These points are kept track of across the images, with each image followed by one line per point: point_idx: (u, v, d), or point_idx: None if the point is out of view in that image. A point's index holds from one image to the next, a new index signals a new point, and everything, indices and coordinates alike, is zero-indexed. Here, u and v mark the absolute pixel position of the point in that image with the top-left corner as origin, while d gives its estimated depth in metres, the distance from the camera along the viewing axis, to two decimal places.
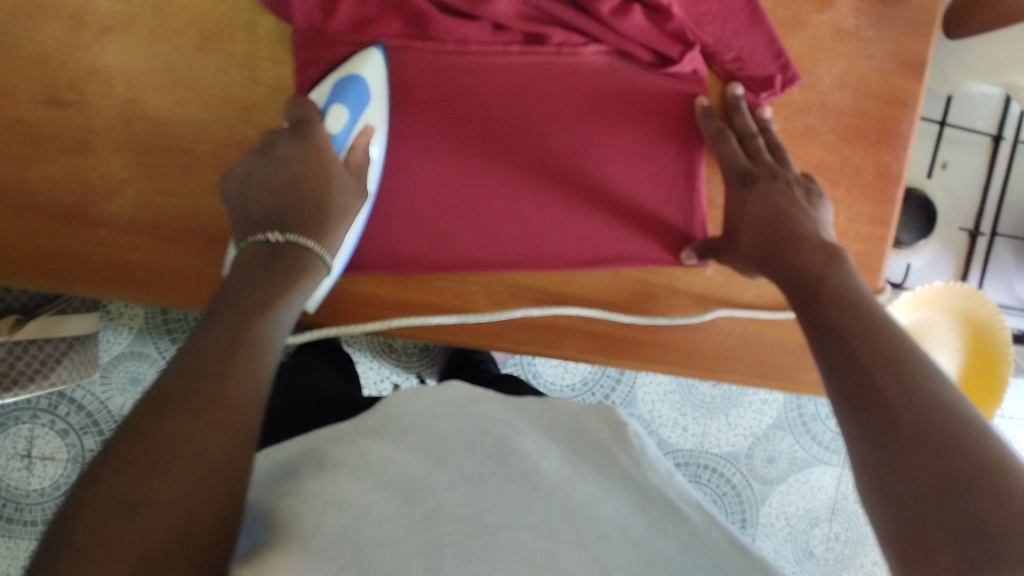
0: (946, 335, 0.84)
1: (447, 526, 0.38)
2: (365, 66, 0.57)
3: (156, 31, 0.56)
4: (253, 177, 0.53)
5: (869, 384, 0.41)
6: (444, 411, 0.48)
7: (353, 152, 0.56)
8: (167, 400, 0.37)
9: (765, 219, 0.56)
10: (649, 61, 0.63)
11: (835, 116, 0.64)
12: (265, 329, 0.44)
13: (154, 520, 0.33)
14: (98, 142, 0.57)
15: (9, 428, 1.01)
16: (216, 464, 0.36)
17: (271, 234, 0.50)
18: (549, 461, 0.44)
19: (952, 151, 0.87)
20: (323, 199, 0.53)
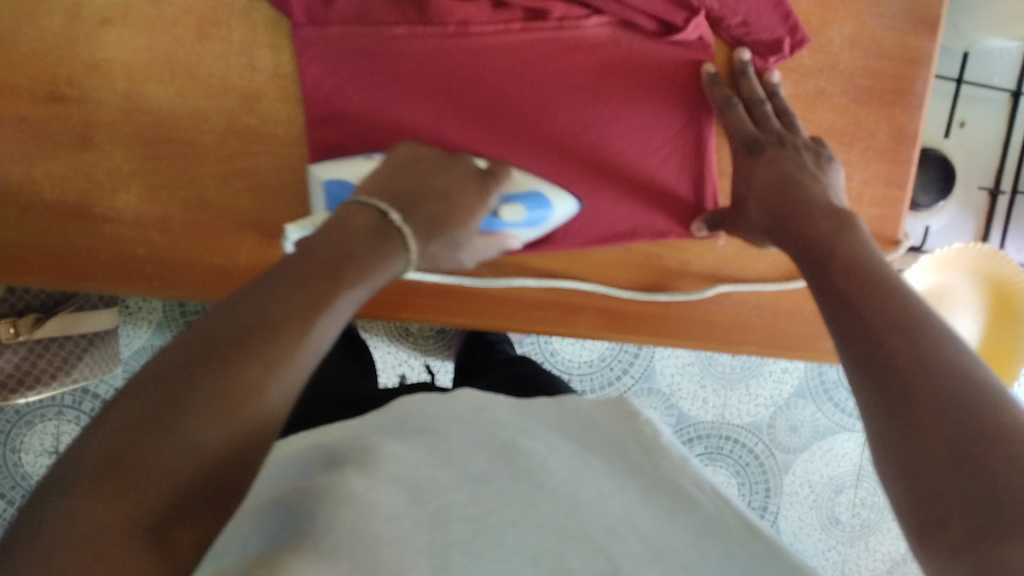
0: (965, 298, 0.83)
1: (454, 524, 0.41)
2: (562, 199, 0.60)
3: (152, 22, 0.55)
4: (426, 160, 0.54)
5: (886, 359, 0.40)
6: (456, 416, 0.47)
7: (492, 236, 0.56)
8: (236, 340, 0.37)
9: (778, 187, 0.56)
10: (654, 30, 0.61)
11: (847, 78, 0.63)
12: (346, 295, 0.42)
13: (193, 462, 0.33)
14: (102, 137, 0.56)
15: (34, 426, 1.02)
16: (251, 415, 0.35)
17: (391, 212, 0.49)
18: (557, 459, 0.44)
19: (970, 110, 0.85)
20: (437, 220, 0.51)
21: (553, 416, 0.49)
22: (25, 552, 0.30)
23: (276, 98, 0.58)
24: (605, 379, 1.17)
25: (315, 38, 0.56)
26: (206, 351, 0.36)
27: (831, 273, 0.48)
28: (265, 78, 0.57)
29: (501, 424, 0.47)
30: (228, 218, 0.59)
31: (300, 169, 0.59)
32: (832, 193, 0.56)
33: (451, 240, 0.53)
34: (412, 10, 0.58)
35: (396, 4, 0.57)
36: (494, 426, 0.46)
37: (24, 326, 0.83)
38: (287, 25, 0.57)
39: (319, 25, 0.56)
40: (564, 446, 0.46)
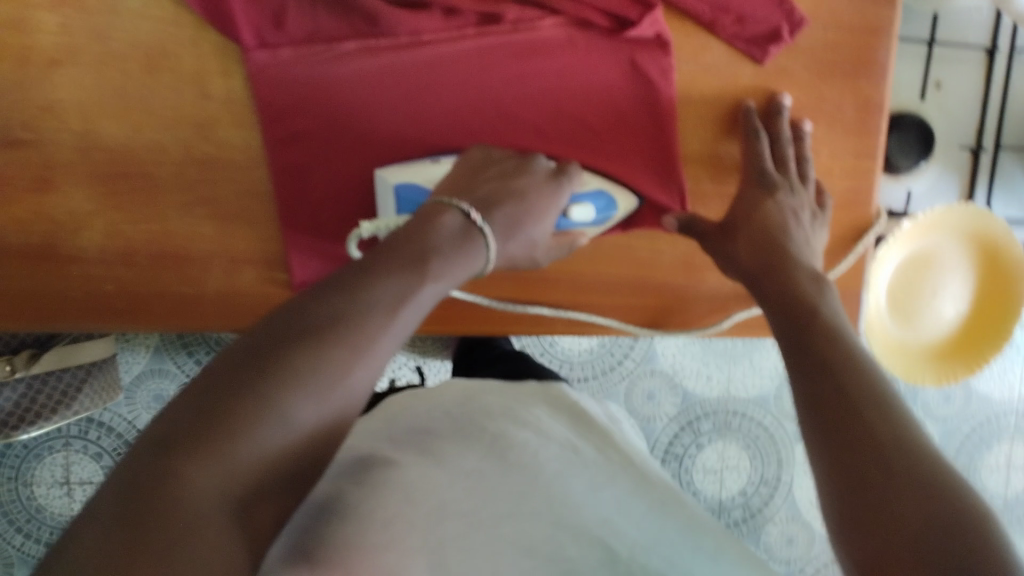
0: (952, 263, 0.82)
1: (450, 522, 0.44)
2: (625, 198, 0.62)
3: (100, 59, 0.55)
4: (502, 162, 0.58)
5: (835, 421, 0.44)
6: (446, 412, 0.53)
7: (562, 235, 0.59)
8: (331, 326, 0.40)
9: (761, 250, 0.58)
10: (608, 26, 0.60)
11: (808, 53, 0.61)
12: (427, 289, 0.45)
13: (285, 435, 0.36)
14: (62, 177, 0.56)
15: (44, 458, 1.03)
16: (339, 395, 0.39)
17: (472, 212, 0.51)
18: (548, 451, 0.49)
19: (946, 69, 0.83)
20: (516, 219, 0.54)
21: (544, 411, 0.54)
22: (121, 492, 0.33)
23: (232, 125, 0.57)
24: (605, 366, 1.16)
25: (263, 60, 0.56)
26: (304, 334, 0.39)
27: (812, 334, 0.50)
28: (218, 105, 0.57)
29: (490, 412, 0.52)
30: (196, 247, 0.59)
31: (261, 193, 0.59)
32: (805, 251, 0.59)
33: (528, 236, 0.56)
34: (361, 22, 0.57)
35: (347, 20, 0.57)
36: (483, 418, 0.51)
37: (20, 361, 0.84)
38: (235, 49, 0.56)
39: (271, 48, 0.56)
40: (556, 438, 0.51)
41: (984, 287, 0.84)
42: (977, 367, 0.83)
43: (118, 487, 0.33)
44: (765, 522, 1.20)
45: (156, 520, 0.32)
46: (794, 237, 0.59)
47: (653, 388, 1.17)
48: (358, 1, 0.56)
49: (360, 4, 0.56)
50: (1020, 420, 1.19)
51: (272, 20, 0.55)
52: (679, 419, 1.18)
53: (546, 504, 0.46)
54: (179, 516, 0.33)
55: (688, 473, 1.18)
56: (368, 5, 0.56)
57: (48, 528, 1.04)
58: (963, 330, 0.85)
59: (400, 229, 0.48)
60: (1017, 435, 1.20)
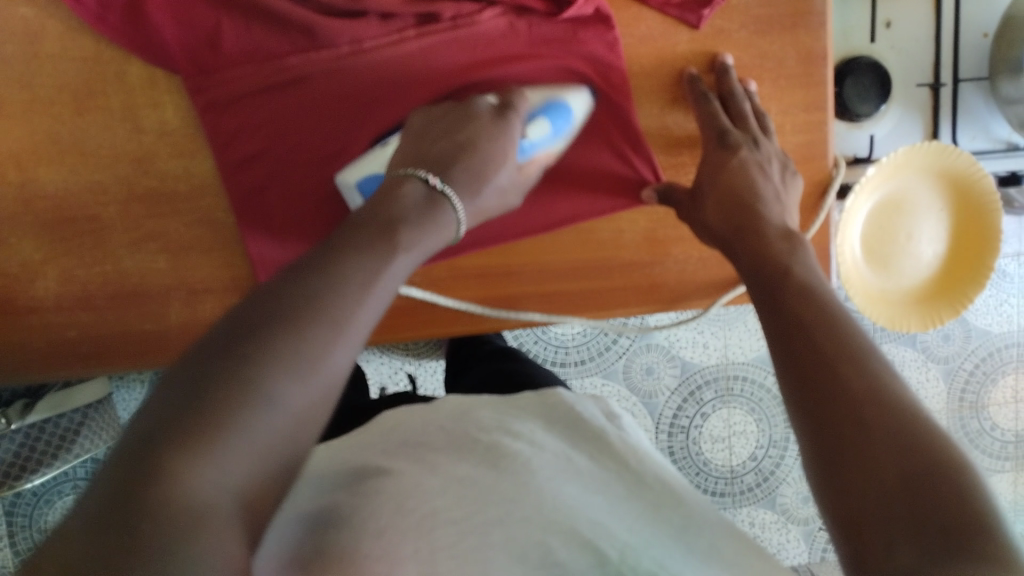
0: (925, 203, 0.82)
1: (440, 531, 0.40)
2: (578, 95, 0.60)
3: (30, 106, 0.55)
4: (441, 120, 0.55)
5: (832, 379, 0.42)
6: (440, 428, 0.48)
7: (529, 161, 0.58)
8: (310, 301, 0.37)
9: (732, 208, 0.55)
10: (546, 11, 0.59)
11: (743, 10, 0.60)
12: (403, 257, 0.42)
13: (268, 421, 0.33)
14: (8, 230, 0.56)
15: (55, 503, 1.03)
16: (321, 370, 0.35)
17: (431, 177, 0.49)
18: (542, 456, 0.45)
19: (894, 8, 0.82)
20: (472, 168, 0.52)
21: (539, 421, 0.49)
22: (103, 506, 0.30)
23: (170, 155, 0.57)
24: (602, 345, 1.16)
25: (205, 85, 0.56)
26: (283, 311, 0.36)
27: (786, 288, 0.48)
28: (153, 137, 0.56)
29: (483, 424, 0.48)
30: (153, 282, 0.59)
31: (209, 221, 0.59)
32: (776, 207, 0.55)
33: (491, 185, 0.54)
34: (298, 36, 0.56)
35: (285, 36, 0.56)
36: (475, 430, 0.47)
37: (14, 413, 0.87)
38: (163, 79, 0.56)
39: (211, 73, 0.55)
40: (551, 443, 0.47)
41: (961, 228, 0.83)
42: (960, 308, 0.82)
43: (109, 491, 0.31)
44: (780, 483, 1.19)
45: (158, 520, 0.29)
46: (762, 193, 0.56)
47: (652, 362, 1.17)
48: (291, 16, 0.55)
49: (294, 19, 0.55)
50: None
51: (200, 44, 0.55)
52: (681, 391, 1.17)
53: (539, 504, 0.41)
54: (180, 512, 0.30)
55: (697, 443, 1.17)
56: (302, 18, 0.55)
57: None
58: (942, 274, 0.84)
59: (367, 204, 0.46)
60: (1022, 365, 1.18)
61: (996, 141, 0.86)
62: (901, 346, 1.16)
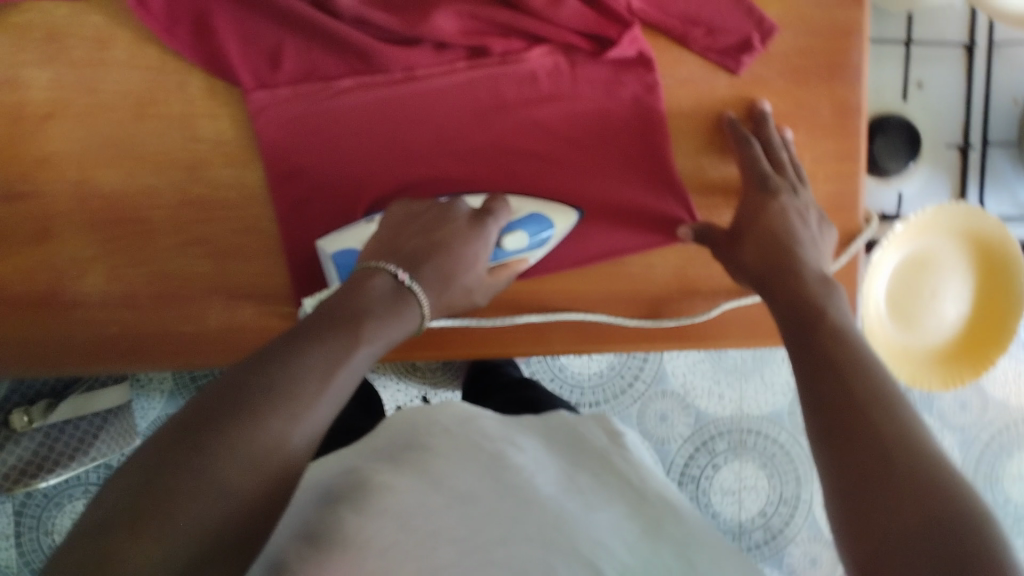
0: (953, 261, 0.82)
1: (442, 548, 0.42)
2: (561, 216, 0.61)
3: (93, 109, 0.57)
4: (422, 215, 0.57)
5: (859, 417, 0.43)
6: (444, 432, 0.51)
7: (498, 267, 0.59)
8: (269, 390, 0.40)
9: (770, 249, 0.56)
10: (590, 50, 0.62)
11: (781, 60, 0.62)
12: (366, 349, 0.46)
13: (224, 505, 0.36)
14: (60, 226, 0.58)
15: (64, 507, 1.02)
16: (278, 459, 0.38)
17: (401, 273, 0.53)
18: (542, 475, 0.47)
19: (927, 69, 0.84)
20: (442, 269, 0.55)
21: (541, 441, 0.52)
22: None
23: (222, 164, 0.59)
24: (617, 388, 1.16)
25: (265, 99, 0.58)
26: (242, 399, 0.39)
27: (819, 329, 0.49)
28: (208, 146, 0.59)
29: (488, 436, 0.50)
30: (195, 286, 0.60)
31: (251, 230, 0.60)
32: (812, 249, 0.57)
33: (460, 284, 0.56)
34: (355, 60, 0.60)
35: (342, 58, 0.59)
36: (481, 442, 0.49)
37: (37, 411, 0.89)
38: (224, 92, 0.58)
39: (269, 87, 0.58)
40: (552, 466, 0.49)
41: (985, 290, 0.84)
42: (981, 371, 0.83)
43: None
44: (788, 542, 1.18)
45: None
46: (798, 235, 0.57)
47: (665, 410, 1.17)
48: (350, 39, 0.58)
49: (356, 44, 0.59)
50: None
51: (266, 62, 0.58)
52: (693, 440, 1.17)
53: (539, 521, 0.43)
54: None
55: (706, 495, 1.17)
56: (361, 43, 0.59)
57: None
58: (966, 331, 0.84)
59: (339, 291, 0.50)
60: None
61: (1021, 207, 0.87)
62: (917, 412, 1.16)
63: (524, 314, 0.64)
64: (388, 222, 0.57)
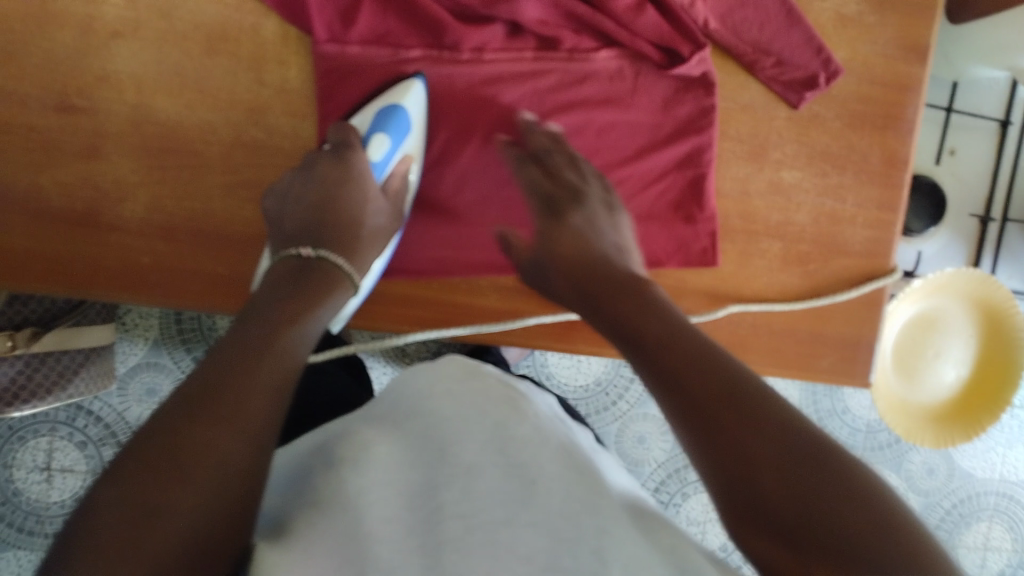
0: (959, 322, 0.84)
1: (447, 523, 0.37)
2: (407, 99, 0.58)
3: (164, 38, 0.57)
4: (291, 190, 0.56)
5: None
6: (450, 392, 0.46)
7: (389, 178, 0.60)
8: (210, 399, 0.38)
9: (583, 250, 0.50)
10: (658, 61, 0.62)
11: (840, 102, 0.64)
12: (306, 337, 0.46)
13: (177, 522, 0.33)
14: (111, 147, 0.58)
15: (28, 441, 1.00)
16: (238, 471, 0.36)
17: (303, 250, 0.53)
18: (552, 447, 0.41)
19: (960, 138, 0.86)
20: (347, 219, 0.55)
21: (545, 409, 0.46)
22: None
23: (282, 112, 0.59)
24: (600, 404, 1.15)
25: (334, 54, 0.58)
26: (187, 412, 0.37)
27: None
28: (271, 93, 0.59)
29: (493, 399, 0.45)
30: (232, 228, 0.59)
31: None
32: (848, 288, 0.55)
33: (367, 235, 0.56)
34: (428, 33, 0.60)
35: (415, 28, 0.60)
36: (487, 405, 0.44)
37: (22, 338, 0.81)
38: (296, 41, 0.58)
39: (340, 43, 0.58)
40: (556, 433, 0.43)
41: (984, 357, 0.85)
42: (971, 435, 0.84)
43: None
44: None
45: None
46: None
47: (645, 432, 1.15)
48: (428, 11, 0.59)
49: (431, 15, 0.59)
50: (1001, 500, 1.17)
51: (341, 17, 0.58)
52: (667, 466, 1.16)
53: (545, 500, 0.37)
54: None
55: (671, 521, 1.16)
56: (436, 16, 0.59)
57: (22, 514, 1.00)
58: (963, 395, 0.86)
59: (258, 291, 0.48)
60: (997, 514, 1.18)
61: None
62: (886, 469, 1.16)
63: (534, 315, 0.63)
64: (268, 222, 0.56)
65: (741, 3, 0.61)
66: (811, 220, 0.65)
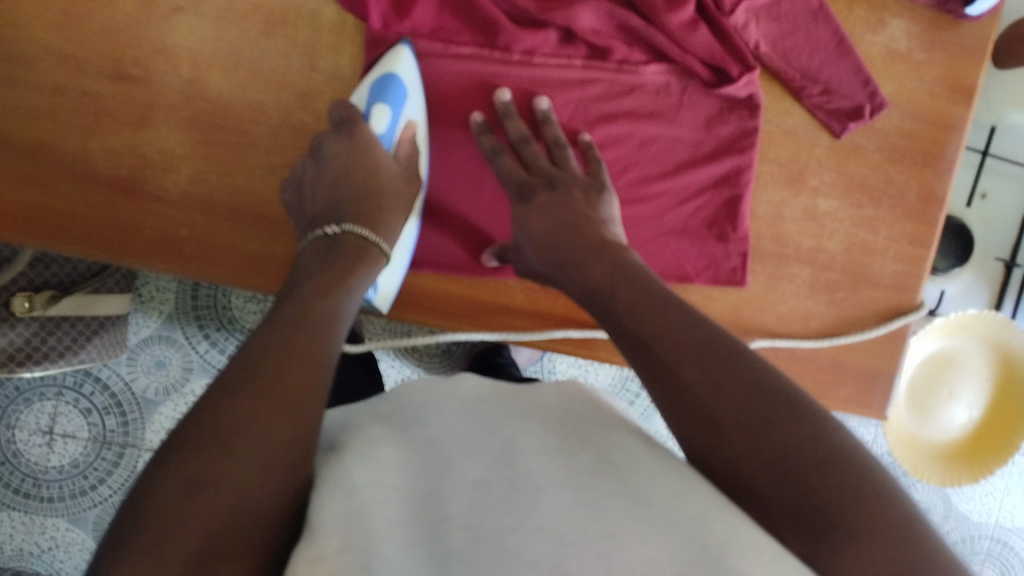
0: (976, 364, 0.84)
1: (454, 535, 0.34)
2: (398, 64, 0.57)
3: (223, 14, 0.58)
4: (312, 172, 0.56)
5: None
6: (455, 408, 0.43)
7: (399, 147, 0.58)
8: (250, 377, 0.38)
9: (559, 226, 0.54)
10: (706, 79, 0.62)
11: (882, 136, 0.64)
12: (341, 307, 0.47)
13: (221, 497, 0.33)
14: (160, 118, 0.58)
15: (33, 403, 1.00)
16: (280, 447, 0.36)
17: (328, 228, 0.53)
18: (565, 457, 0.38)
19: (993, 182, 0.86)
20: (373, 188, 0.55)
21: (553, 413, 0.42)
22: None
23: (332, 98, 0.60)
24: None
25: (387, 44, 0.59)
26: (229, 391, 0.37)
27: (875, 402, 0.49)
28: (323, 78, 0.59)
29: (504, 415, 0.42)
30: (269, 207, 0.59)
31: None
32: None
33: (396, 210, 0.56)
34: (481, 32, 0.60)
35: (469, 26, 0.60)
36: (497, 422, 0.41)
37: (40, 301, 0.81)
38: (352, 30, 0.59)
39: (394, 35, 0.58)
40: (566, 439, 0.40)
41: (997, 401, 0.86)
42: (977, 477, 0.85)
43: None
44: None
45: None
46: None
47: None
48: (484, 11, 0.59)
49: (488, 14, 0.59)
50: (993, 545, 1.18)
51: (398, 9, 0.58)
52: None
53: (555, 514, 0.34)
54: None
55: None
56: (492, 16, 0.59)
57: (20, 475, 1.00)
58: (974, 437, 0.87)
59: (292, 269, 0.49)
60: (989, 558, 1.18)
61: None
62: None
63: (563, 327, 0.64)
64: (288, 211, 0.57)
65: (793, 29, 0.62)
66: (843, 248, 0.65)
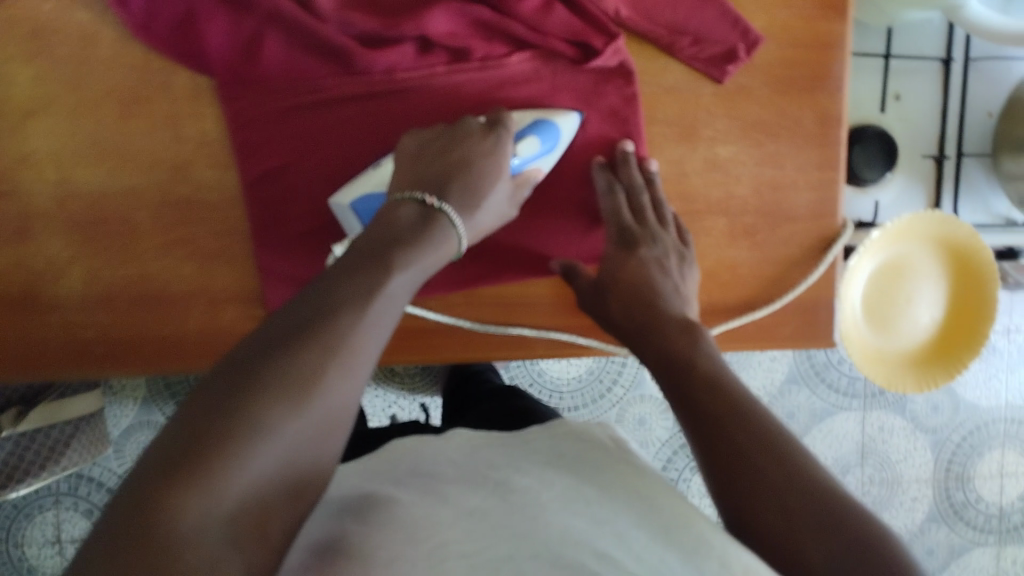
0: (925, 264, 0.83)
1: (451, 562, 0.37)
2: (565, 119, 0.60)
3: (78, 107, 0.57)
4: (434, 140, 0.56)
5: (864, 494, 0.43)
6: (452, 459, 0.46)
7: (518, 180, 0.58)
8: (278, 367, 0.37)
9: (638, 291, 0.57)
10: (573, 57, 0.61)
11: (764, 71, 0.63)
12: (398, 289, 0.45)
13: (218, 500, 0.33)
14: (39, 227, 0.57)
15: (34, 517, 1.00)
16: (284, 454, 0.36)
17: (428, 198, 0.52)
18: (551, 491, 0.42)
19: (904, 81, 0.86)
20: (470, 185, 0.55)
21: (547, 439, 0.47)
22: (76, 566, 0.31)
23: (207, 164, 0.59)
24: (595, 393, 1.14)
25: (240, 92, 0.58)
26: (242, 380, 0.36)
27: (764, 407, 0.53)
28: (192, 147, 0.58)
29: (495, 461, 0.45)
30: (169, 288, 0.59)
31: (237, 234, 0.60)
32: (676, 299, 0.57)
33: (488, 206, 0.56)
34: (335, 61, 0.59)
35: (321, 58, 0.58)
36: (489, 463, 0.45)
37: (6, 419, 0.79)
38: (209, 92, 0.58)
39: (246, 84, 0.58)
40: (559, 476, 0.43)
41: (955, 296, 0.85)
42: (953, 373, 0.85)
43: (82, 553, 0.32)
44: None
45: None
46: (659, 287, 0.57)
47: (644, 414, 1.15)
48: (330, 41, 0.58)
49: (335, 43, 0.58)
50: (1009, 426, 1.18)
51: (245, 54, 0.57)
52: (672, 443, 1.15)
53: (551, 537, 0.38)
54: None
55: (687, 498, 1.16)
56: (340, 44, 0.58)
57: None
58: (937, 338, 0.86)
59: (359, 237, 0.47)
60: (1008, 440, 1.18)
61: (995, 216, 0.90)
62: (889, 413, 1.15)
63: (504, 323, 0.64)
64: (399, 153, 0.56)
65: None
66: (753, 190, 0.64)
